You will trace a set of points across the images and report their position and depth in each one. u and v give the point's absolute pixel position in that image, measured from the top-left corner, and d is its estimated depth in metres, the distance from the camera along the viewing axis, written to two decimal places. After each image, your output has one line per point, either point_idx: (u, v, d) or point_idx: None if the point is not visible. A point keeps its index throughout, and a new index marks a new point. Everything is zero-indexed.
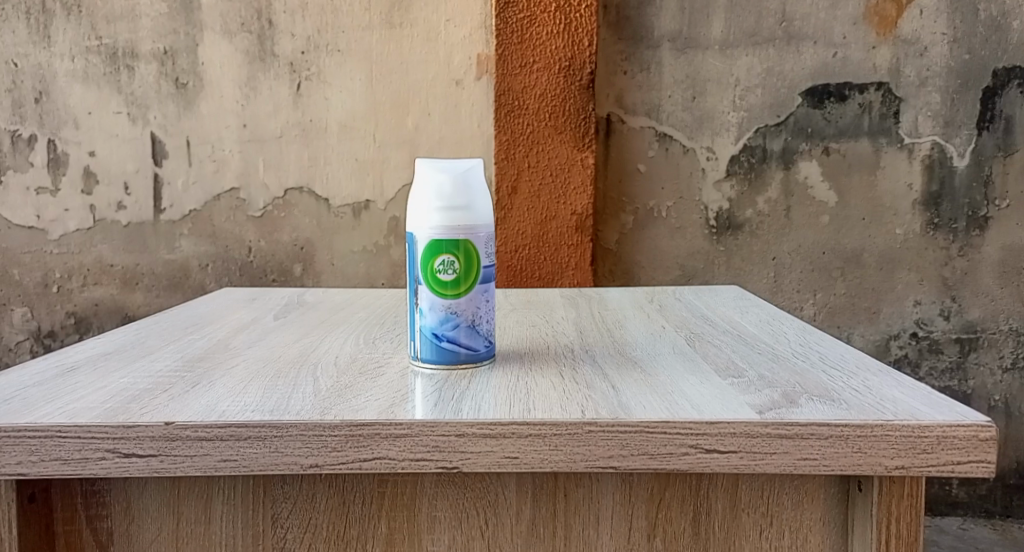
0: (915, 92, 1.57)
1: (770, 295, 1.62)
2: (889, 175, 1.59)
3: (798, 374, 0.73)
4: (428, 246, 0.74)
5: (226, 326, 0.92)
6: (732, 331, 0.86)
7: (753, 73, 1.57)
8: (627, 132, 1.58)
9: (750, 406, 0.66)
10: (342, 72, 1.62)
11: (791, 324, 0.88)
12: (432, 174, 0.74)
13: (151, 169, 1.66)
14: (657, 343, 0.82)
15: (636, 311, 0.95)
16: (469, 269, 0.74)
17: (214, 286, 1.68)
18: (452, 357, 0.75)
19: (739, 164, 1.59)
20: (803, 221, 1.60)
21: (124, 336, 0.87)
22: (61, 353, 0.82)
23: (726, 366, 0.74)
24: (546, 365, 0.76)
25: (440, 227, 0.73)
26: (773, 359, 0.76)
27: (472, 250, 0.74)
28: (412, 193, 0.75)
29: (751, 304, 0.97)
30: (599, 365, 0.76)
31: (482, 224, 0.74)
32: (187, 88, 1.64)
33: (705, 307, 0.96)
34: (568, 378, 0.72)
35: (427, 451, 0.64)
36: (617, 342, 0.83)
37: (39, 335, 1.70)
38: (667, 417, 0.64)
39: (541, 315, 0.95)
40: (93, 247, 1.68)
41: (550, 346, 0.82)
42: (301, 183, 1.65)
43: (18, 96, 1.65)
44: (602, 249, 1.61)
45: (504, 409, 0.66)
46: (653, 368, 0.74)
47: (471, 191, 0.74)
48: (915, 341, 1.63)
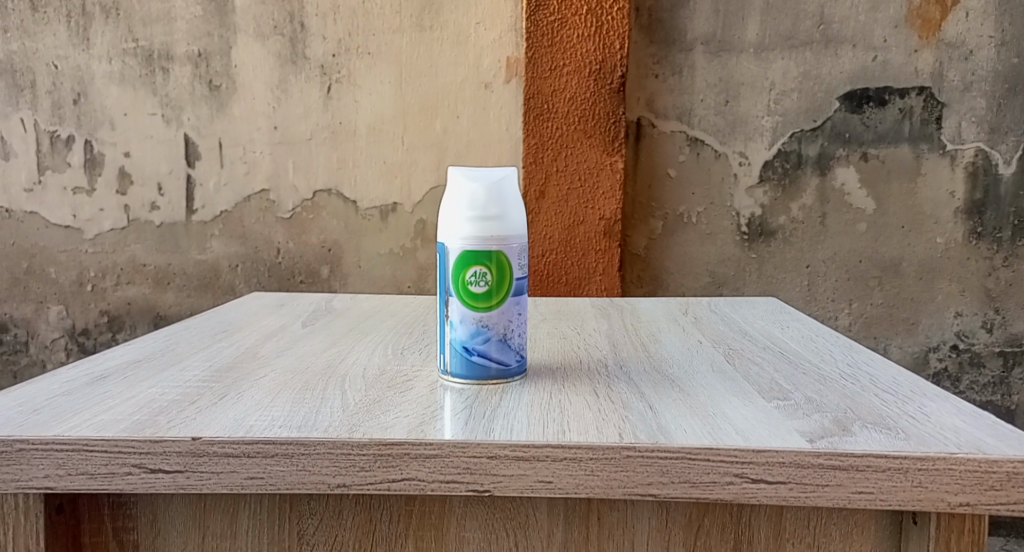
0: (959, 97, 1.53)
1: (804, 304, 1.59)
2: (930, 182, 1.54)
3: (849, 397, 0.69)
4: (459, 258, 0.72)
5: (256, 333, 0.90)
6: (772, 348, 0.83)
7: (790, 77, 1.53)
8: (658, 136, 1.56)
9: (797, 433, 0.63)
10: (373, 75, 1.60)
11: (836, 341, 0.84)
12: (463, 182, 0.72)
13: (184, 171, 1.66)
14: (693, 360, 0.79)
15: (670, 324, 0.92)
16: (502, 282, 0.72)
17: (244, 288, 1.68)
18: (481, 372, 0.73)
19: (773, 170, 1.56)
20: (839, 229, 1.57)
21: (153, 343, 0.86)
22: (91, 359, 0.80)
23: (771, 388, 0.71)
24: (579, 381, 0.74)
25: (473, 238, 0.71)
26: (819, 380, 0.73)
27: (505, 262, 0.72)
28: (444, 203, 0.73)
29: (791, 319, 0.94)
30: (635, 383, 0.73)
31: (515, 234, 0.72)
32: (220, 89, 1.63)
33: (743, 321, 0.93)
34: (603, 397, 0.70)
35: (457, 473, 0.62)
36: (653, 357, 0.80)
37: (72, 333, 1.70)
38: (710, 443, 0.61)
39: (572, 326, 0.93)
40: (126, 247, 1.68)
41: (583, 361, 0.80)
42: (330, 186, 1.64)
43: (56, 98, 1.65)
44: (630, 254, 1.58)
45: (538, 430, 0.64)
46: (693, 388, 0.72)
47: (503, 200, 0.72)
48: (955, 353, 1.58)
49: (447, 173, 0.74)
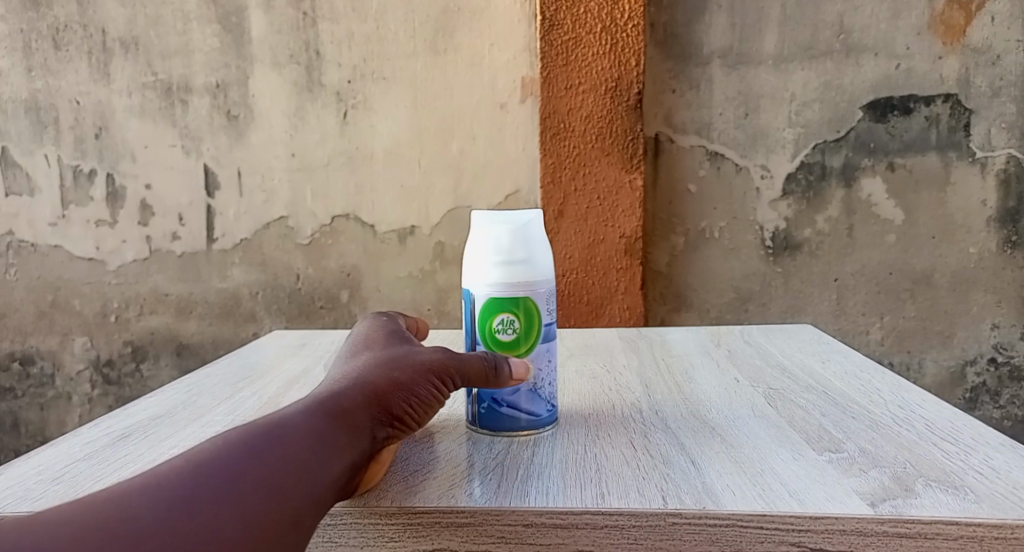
0: (987, 104, 1.49)
1: (833, 317, 1.55)
2: (960, 191, 1.51)
3: (906, 448, 0.67)
4: (486, 304, 0.72)
5: (279, 377, 0.90)
6: (815, 386, 0.81)
7: (811, 87, 1.50)
8: (677, 151, 1.53)
9: (856, 495, 0.61)
10: (389, 100, 1.58)
11: (883, 377, 0.82)
12: (488, 225, 0.72)
13: (203, 201, 1.65)
14: (732, 403, 0.77)
15: (704, 359, 0.90)
16: (531, 327, 0.73)
17: (265, 316, 1.66)
18: (511, 423, 0.73)
19: (796, 182, 1.53)
20: (867, 241, 1.53)
21: (176, 394, 0.86)
22: (113, 417, 0.80)
23: (818, 436, 0.70)
24: (613, 432, 0.73)
25: (500, 284, 0.72)
26: (870, 426, 0.71)
27: (533, 307, 0.72)
28: (468, 247, 0.73)
29: (832, 350, 0.91)
30: (674, 433, 0.72)
31: (542, 279, 0.72)
32: (238, 119, 1.62)
33: (781, 355, 0.90)
34: (641, 451, 0.68)
35: (490, 542, 0.61)
36: (688, 400, 0.78)
37: (97, 365, 1.71)
38: (763, 509, 0.59)
39: (601, 363, 0.91)
40: (148, 277, 1.68)
41: (615, 405, 0.78)
42: (348, 210, 1.62)
43: (78, 132, 1.65)
44: (652, 271, 1.56)
45: (576, 494, 0.62)
46: (737, 439, 0.70)
47: (529, 244, 0.72)
48: (993, 366, 1.54)
49: (470, 216, 0.74)
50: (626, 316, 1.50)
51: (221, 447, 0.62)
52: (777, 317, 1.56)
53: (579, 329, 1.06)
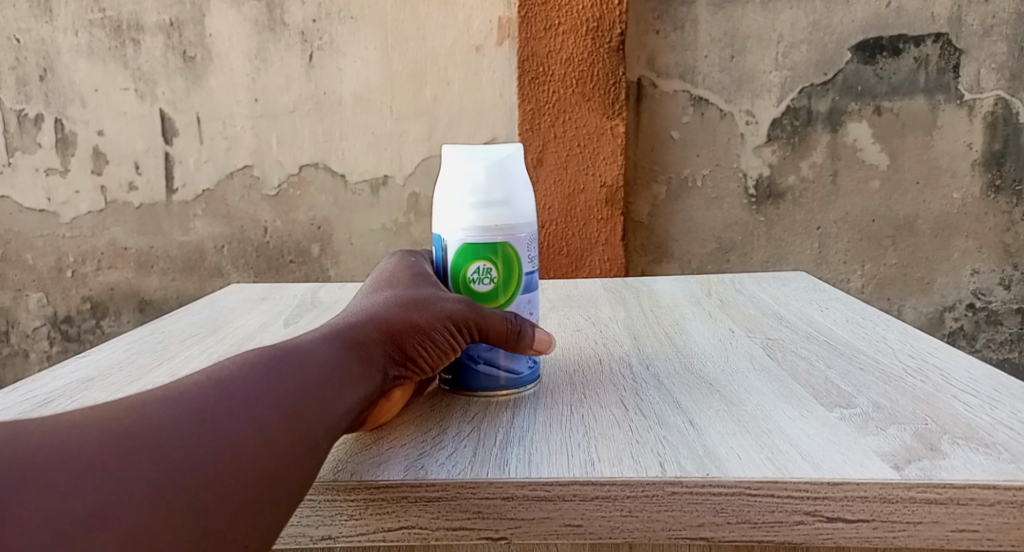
0: (979, 43, 1.44)
1: (814, 267, 1.52)
2: (947, 135, 1.46)
3: (923, 402, 0.64)
4: (460, 250, 0.67)
5: (231, 334, 0.84)
6: (817, 336, 0.77)
7: (799, 27, 1.44)
8: (660, 96, 1.47)
9: (877, 457, 0.57)
10: (355, 40, 1.50)
11: (892, 328, 0.79)
12: (460, 163, 0.66)
13: (161, 148, 1.57)
14: (729, 356, 0.74)
15: (695, 310, 0.87)
16: (511, 277, 0.68)
17: (231, 271, 1.60)
18: (490, 381, 0.68)
19: (781, 128, 1.47)
20: (851, 187, 1.49)
21: (113, 356, 0.79)
22: (36, 381, 0.74)
23: (827, 390, 0.66)
24: (600, 390, 0.68)
25: (475, 228, 0.66)
26: (883, 379, 0.67)
27: (512, 253, 0.67)
28: (439, 187, 0.68)
29: (831, 299, 0.88)
30: (667, 390, 0.67)
31: (521, 222, 0.67)
32: (194, 61, 1.54)
33: (776, 304, 0.88)
34: (633, 411, 0.64)
35: (465, 518, 0.57)
36: (680, 354, 0.75)
37: (55, 321, 1.64)
38: (773, 475, 0.55)
39: (585, 316, 0.88)
40: (105, 229, 1.60)
41: (603, 361, 0.74)
42: (316, 159, 1.55)
43: (22, 74, 1.56)
44: (633, 222, 1.51)
45: (563, 462, 0.58)
46: (735, 395, 0.66)
47: (507, 184, 0.66)
48: (971, 312, 1.52)
49: (441, 152, 0.68)
50: (606, 268, 1.46)
51: (240, 369, 0.57)
52: (758, 267, 1.52)
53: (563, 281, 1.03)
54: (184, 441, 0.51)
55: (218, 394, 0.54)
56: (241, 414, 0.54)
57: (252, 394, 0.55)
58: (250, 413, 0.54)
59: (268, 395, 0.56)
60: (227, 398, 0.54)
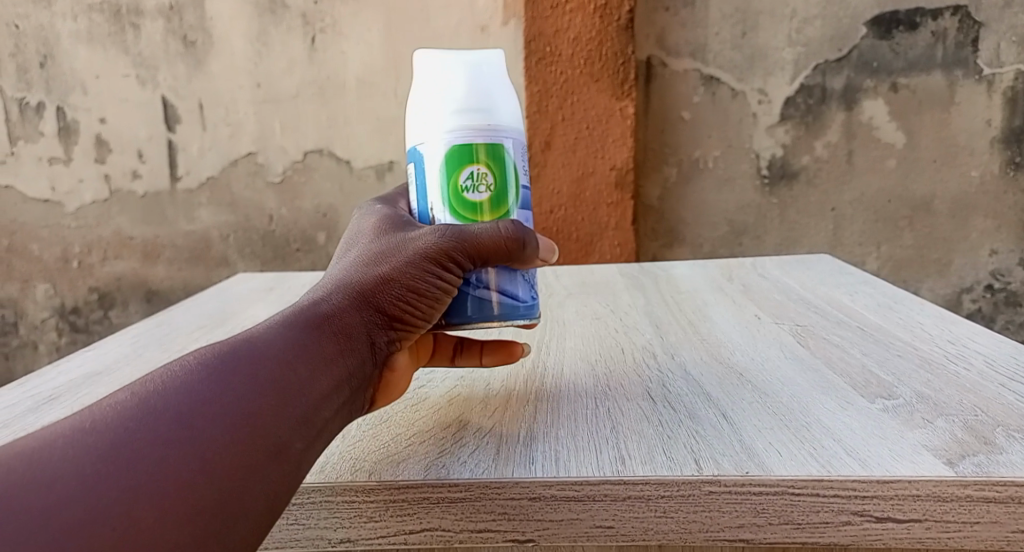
0: (998, 16, 1.41)
1: (829, 249, 1.49)
2: (965, 111, 1.43)
3: (970, 391, 0.70)
4: (446, 154, 0.69)
5: (234, 327, 0.90)
6: (850, 323, 0.85)
7: (812, 2, 1.41)
8: (670, 76, 1.44)
9: (928, 452, 0.62)
10: (358, 21, 1.47)
11: (925, 312, 0.87)
12: (439, 69, 0.70)
13: (164, 135, 1.55)
14: (759, 344, 0.82)
15: (717, 296, 0.98)
16: (505, 185, 0.70)
17: (238, 260, 1.58)
18: (488, 307, 0.70)
19: (795, 107, 1.44)
20: (867, 167, 1.46)
21: (119, 349, 0.86)
22: (42, 375, 0.80)
23: (867, 382, 0.72)
24: (626, 382, 0.75)
25: (459, 132, 0.69)
26: (924, 366, 0.74)
27: (498, 156, 0.70)
28: (417, 98, 0.70)
29: (860, 284, 0.98)
30: (699, 382, 0.74)
31: (502, 123, 0.70)
32: (195, 45, 1.51)
33: (803, 290, 0.98)
34: (659, 403, 0.71)
35: (493, 519, 0.62)
36: (706, 342, 0.83)
37: (62, 313, 1.62)
38: (820, 473, 0.60)
39: (606, 303, 0.99)
40: (110, 219, 1.58)
41: (626, 347, 0.84)
42: (320, 145, 1.52)
43: (22, 61, 1.54)
44: (643, 206, 1.48)
45: (597, 459, 0.63)
46: (769, 386, 0.72)
47: (490, 85, 0.70)
48: (990, 294, 1.49)
49: (414, 66, 0.71)
50: (617, 254, 1.43)
51: (185, 378, 0.60)
52: (772, 250, 1.49)
53: (584, 267, 1.16)
54: (135, 462, 0.56)
55: (171, 410, 0.58)
56: (197, 426, 0.58)
57: (206, 406, 0.59)
58: (207, 424, 0.58)
59: (225, 404, 0.60)
60: (179, 413, 0.58)
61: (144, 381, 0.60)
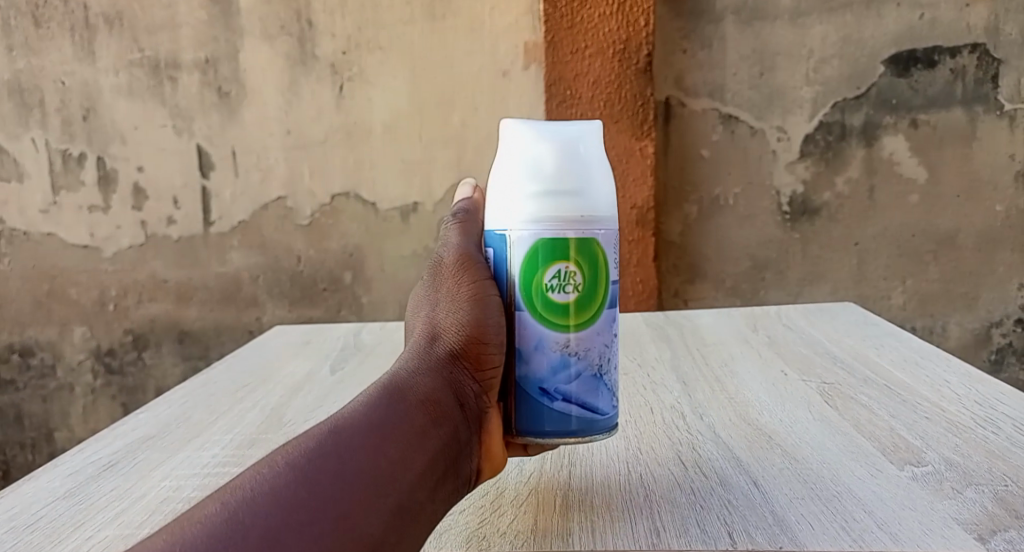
0: (1017, 52, 1.41)
1: (854, 284, 1.48)
2: (987, 147, 1.43)
3: (997, 458, 0.74)
4: (535, 247, 0.68)
5: (281, 386, 0.94)
6: (875, 380, 0.90)
7: (829, 42, 1.43)
8: (688, 116, 1.46)
9: (960, 526, 0.65)
10: (385, 70, 1.51)
11: (952, 368, 0.91)
12: (530, 150, 0.67)
13: (199, 182, 1.59)
14: (787, 407, 0.86)
15: (744, 349, 1.03)
16: (594, 284, 0.69)
17: (267, 300, 1.61)
18: (565, 423, 0.68)
19: (815, 143, 1.45)
20: (889, 202, 1.46)
21: (170, 410, 0.89)
22: (98, 442, 0.84)
23: (895, 447, 0.76)
24: (656, 444, 0.79)
25: (545, 219, 0.67)
26: (951, 430, 0.78)
27: (589, 248, 0.68)
28: (502, 176, 0.68)
29: (887, 336, 1.03)
30: (728, 446, 0.78)
31: (594, 210, 0.68)
32: (229, 96, 1.55)
33: (827, 341, 1.03)
34: (689, 468, 0.74)
35: None
36: (732, 402, 0.88)
37: (98, 354, 1.66)
38: (853, 548, 0.63)
39: (635, 355, 1.03)
40: (146, 263, 1.62)
41: (653, 403, 0.88)
42: (347, 188, 1.55)
43: (66, 115, 1.59)
44: (664, 242, 1.49)
45: (636, 530, 0.66)
46: (798, 451, 0.76)
47: (586, 173, 0.67)
48: (1020, 328, 1.48)
49: (501, 137, 0.69)
50: (638, 289, 1.45)
51: (272, 486, 0.60)
52: (795, 285, 1.49)
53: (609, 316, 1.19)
54: None
55: (263, 521, 0.58)
56: (289, 533, 0.58)
57: (297, 511, 0.59)
58: (300, 529, 0.59)
59: (315, 507, 0.60)
60: (271, 521, 0.58)
61: (230, 488, 0.60)
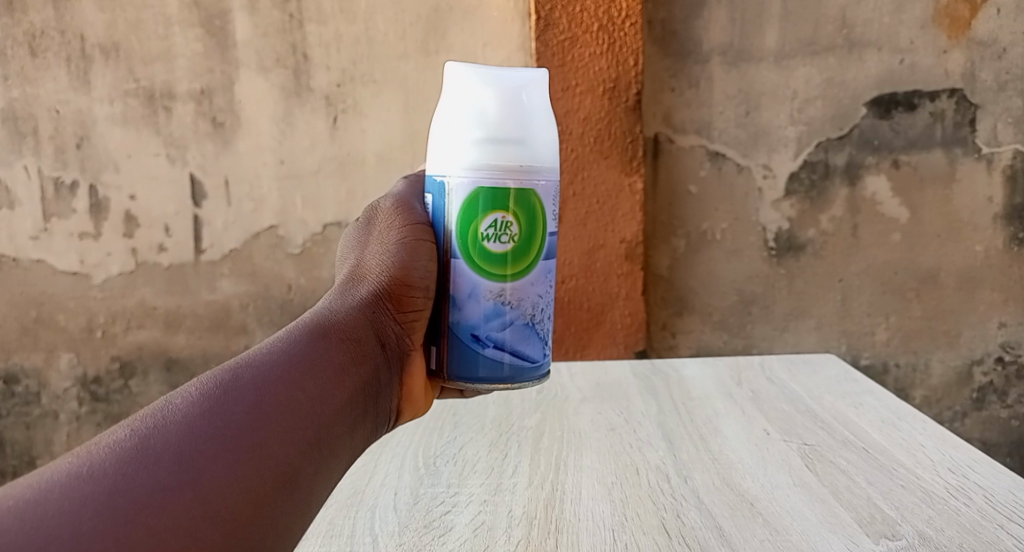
0: (993, 98, 1.45)
1: (838, 319, 1.51)
2: (967, 188, 1.47)
3: (967, 529, 0.89)
4: (474, 193, 0.86)
5: None
6: (852, 443, 1.06)
7: (813, 84, 1.46)
8: (676, 152, 1.49)
9: None
10: (378, 103, 1.54)
11: (929, 435, 1.07)
12: (481, 102, 0.85)
13: (191, 211, 1.61)
14: (769, 469, 1.01)
15: (726, 405, 1.17)
16: (528, 234, 0.87)
17: (256, 328, 1.63)
18: (498, 368, 0.88)
19: (799, 182, 1.49)
20: (872, 241, 1.49)
21: None
22: None
23: (872, 518, 0.91)
24: (643, 511, 0.93)
25: (484, 163, 0.85)
26: (926, 501, 0.94)
27: (524, 197, 0.86)
28: (448, 121, 0.86)
29: (865, 395, 1.19)
30: (717, 514, 0.93)
31: (528, 156, 0.85)
32: (224, 126, 1.57)
33: (808, 399, 1.18)
34: (675, 538, 0.89)
35: None
36: (717, 462, 1.02)
37: (84, 382, 1.67)
38: None
39: (620, 409, 1.16)
40: (135, 290, 1.64)
41: (642, 464, 1.02)
42: (340, 218, 1.58)
43: (59, 142, 1.60)
44: (652, 276, 1.51)
45: None
46: (778, 521, 0.91)
47: (528, 125, 0.85)
48: (1001, 366, 1.51)
49: (447, 86, 0.87)
50: (627, 323, 1.48)
51: (187, 411, 0.76)
52: (780, 320, 1.52)
53: (594, 364, 1.32)
54: (154, 486, 0.71)
55: (174, 447, 0.73)
56: (204, 460, 0.73)
57: (211, 440, 0.74)
58: (216, 457, 0.74)
59: (225, 437, 0.75)
60: (192, 443, 0.74)
61: (147, 415, 0.75)
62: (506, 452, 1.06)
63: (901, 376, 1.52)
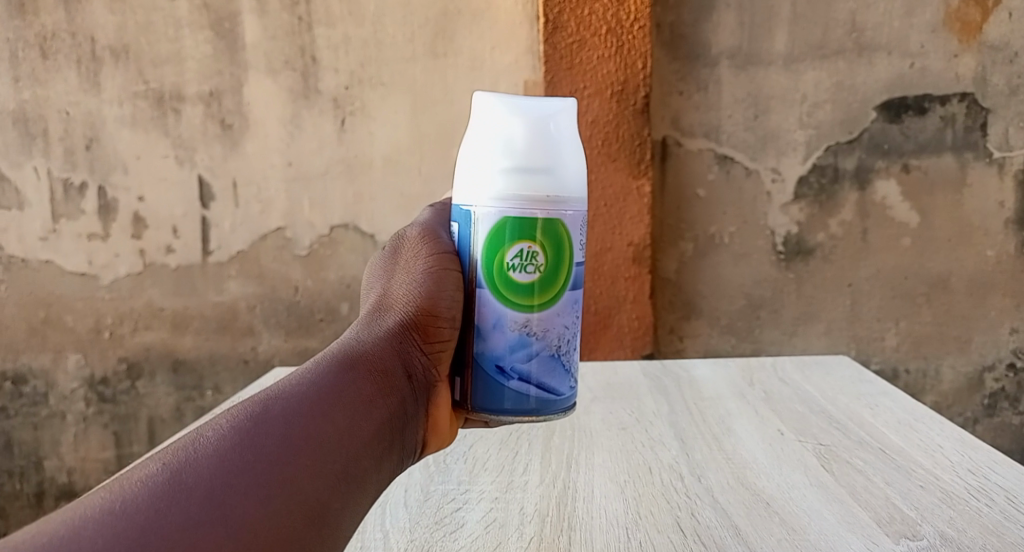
0: (1005, 102, 1.44)
1: (846, 324, 1.50)
2: (978, 193, 1.46)
3: (989, 530, 0.88)
4: (500, 223, 0.85)
5: None
6: (869, 444, 1.05)
7: (823, 87, 1.45)
8: (685, 155, 1.48)
9: None
10: (387, 105, 1.53)
11: (947, 435, 1.05)
12: (508, 132, 0.84)
13: (199, 213, 1.60)
14: (785, 469, 1.00)
15: (739, 405, 1.16)
16: (555, 265, 0.86)
17: (263, 329, 1.62)
18: (524, 403, 0.87)
19: (808, 185, 1.48)
20: (881, 245, 1.48)
21: None
22: None
23: (891, 518, 0.91)
24: (657, 509, 0.92)
25: (512, 194, 0.84)
26: (945, 500, 0.93)
27: (552, 227, 0.85)
28: (475, 152, 0.86)
29: (880, 396, 1.17)
30: (731, 513, 0.92)
31: (556, 186, 0.85)
32: (232, 128, 1.57)
33: (822, 400, 1.17)
34: (690, 537, 0.88)
35: None
36: (732, 463, 1.01)
37: (92, 383, 1.67)
38: None
39: (632, 408, 1.16)
40: (143, 291, 1.63)
41: (655, 464, 1.01)
42: (347, 221, 1.57)
43: (68, 144, 1.60)
44: (660, 279, 1.50)
45: None
46: (795, 520, 0.91)
47: (555, 155, 0.85)
48: (1012, 372, 1.50)
49: (475, 116, 0.86)
50: (635, 326, 1.47)
51: (216, 444, 0.76)
52: (789, 324, 1.51)
53: (604, 363, 1.31)
54: (184, 522, 0.71)
55: (206, 481, 0.73)
56: (234, 496, 0.73)
57: (241, 475, 0.74)
58: (246, 492, 0.74)
59: (257, 471, 0.75)
60: (222, 479, 0.74)
61: (178, 449, 0.75)
62: (517, 450, 1.06)
63: (911, 381, 1.51)
